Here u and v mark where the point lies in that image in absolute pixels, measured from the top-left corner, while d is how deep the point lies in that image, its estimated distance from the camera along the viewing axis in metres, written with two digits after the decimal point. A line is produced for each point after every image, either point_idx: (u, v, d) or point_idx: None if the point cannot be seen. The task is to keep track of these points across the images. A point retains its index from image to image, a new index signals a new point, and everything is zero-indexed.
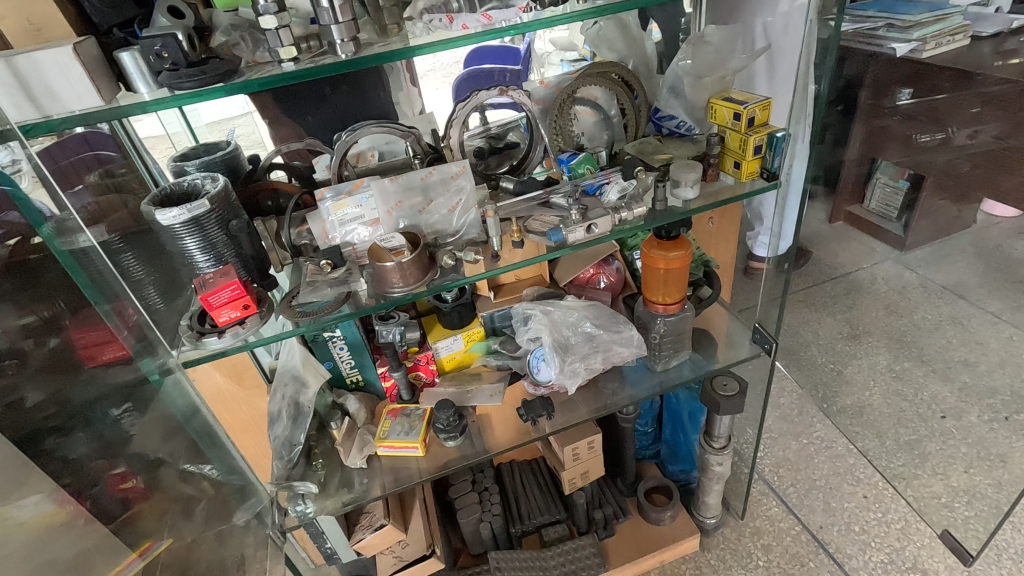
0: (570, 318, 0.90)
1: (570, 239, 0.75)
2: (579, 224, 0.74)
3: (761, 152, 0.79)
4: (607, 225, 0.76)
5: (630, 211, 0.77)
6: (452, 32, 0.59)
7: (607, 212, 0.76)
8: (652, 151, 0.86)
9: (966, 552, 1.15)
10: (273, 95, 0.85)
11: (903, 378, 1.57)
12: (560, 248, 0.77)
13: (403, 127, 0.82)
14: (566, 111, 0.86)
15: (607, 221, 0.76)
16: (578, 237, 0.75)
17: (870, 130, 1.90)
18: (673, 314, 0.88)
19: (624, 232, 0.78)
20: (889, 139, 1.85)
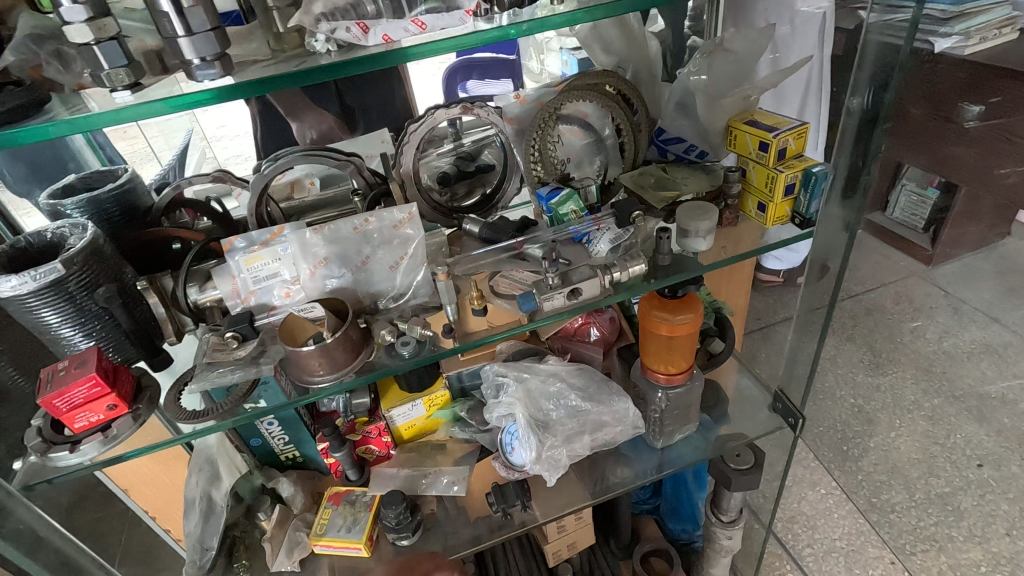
0: (550, 387, 0.74)
1: (544, 307, 0.59)
2: (555, 289, 0.58)
3: (793, 191, 0.62)
4: (593, 289, 0.59)
5: (622, 271, 0.60)
6: (367, 45, 0.42)
7: (592, 273, 0.59)
8: (655, 184, 0.68)
9: None
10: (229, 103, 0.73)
11: (935, 419, 1.40)
12: (535, 316, 0.60)
13: (339, 155, 0.65)
14: (549, 131, 0.69)
15: (594, 282, 0.59)
16: (553, 306, 0.59)
17: (934, 157, 1.61)
18: (677, 386, 0.72)
19: (616, 296, 0.61)
20: (959, 167, 1.55)
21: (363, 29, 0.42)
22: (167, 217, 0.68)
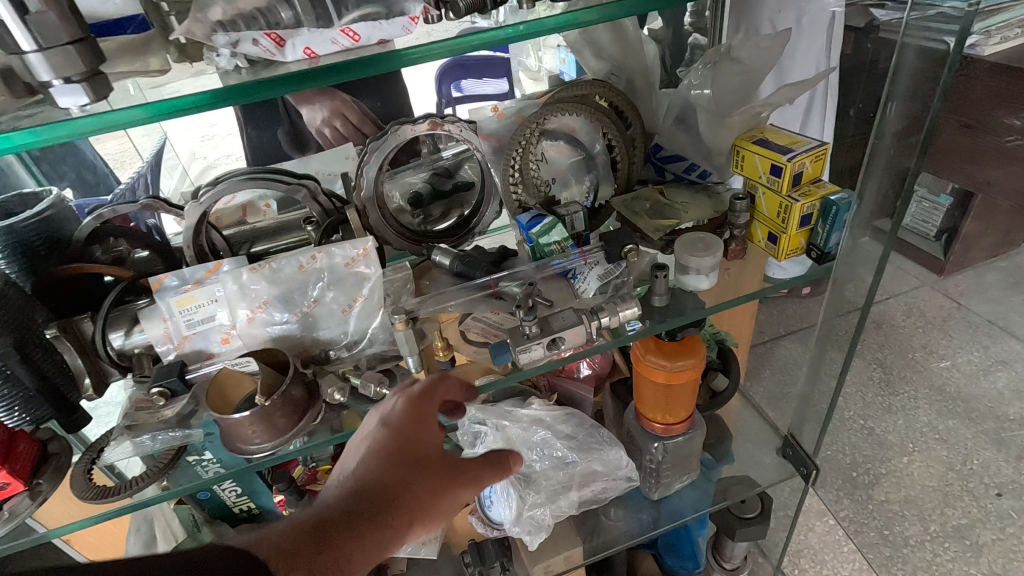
0: (533, 436, 0.66)
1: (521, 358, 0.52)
2: (532, 339, 0.51)
3: (809, 222, 0.54)
4: (579, 336, 0.52)
5: (611, 317, 0.52)
6: (287, 61, 0.38)
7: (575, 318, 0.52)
8: (653, 209, 0.60)
9: None
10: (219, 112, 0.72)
11: (950, 442, 1.32)
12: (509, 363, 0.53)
13: (291, 178, 0.57)
14: (530, 149, 0.61)
15: (579, 329, 0.51)
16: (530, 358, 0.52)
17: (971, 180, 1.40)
18: (676, 436, 0.64)
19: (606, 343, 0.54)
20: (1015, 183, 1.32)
21: (277, 42, 0.38)
22: (98, 246, 0.59)
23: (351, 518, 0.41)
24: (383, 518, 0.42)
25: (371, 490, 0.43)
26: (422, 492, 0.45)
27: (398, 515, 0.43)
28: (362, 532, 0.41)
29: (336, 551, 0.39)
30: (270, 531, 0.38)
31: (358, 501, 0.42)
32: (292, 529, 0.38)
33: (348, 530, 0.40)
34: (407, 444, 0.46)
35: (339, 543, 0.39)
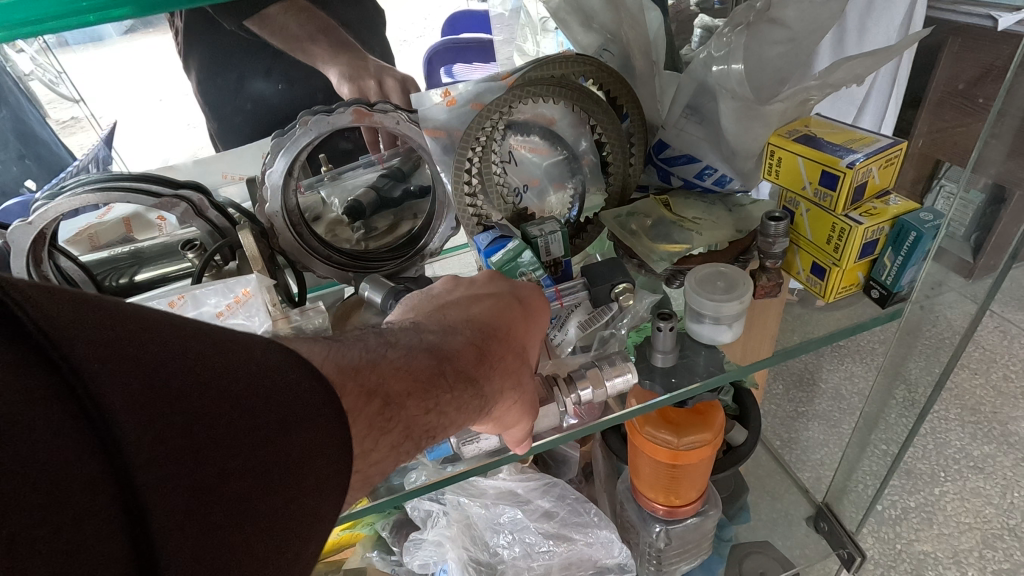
0: (498, 519, 0.51)
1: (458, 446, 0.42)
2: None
3: (872, 251, 0.39)
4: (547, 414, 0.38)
5: (593, 389, 0.38)
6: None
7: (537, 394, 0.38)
8: (657, 229, 0.45)
9: None
10: (149, 86, 0.52)
11: (984, 470, 1.18)
12: (449, 463, 0.43)
13: (164, 189, 0.42)
14: (492, 149, 0.46)
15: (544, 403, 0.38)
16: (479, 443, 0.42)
17: None
18: (682, 519, 0.49)
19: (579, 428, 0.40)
20: None
21: None
22: None
23: (466, 373, 0.30)
24: (477, 393, 0.31)
25: (490, 362, 0.32)
26: (508, 407, 0.34)
27: (492, 404, 0.33)
28: (466, 406, 0.30)
29: (426, 424, 0.28)
30: (381, 357, 0.27)
31: (460, 363, 0.30)
32: (402, 372, 0.27)
33: (459, 388, 0.29)
34: (522, 340, 0.35)
35: (444, 412, 0.29)
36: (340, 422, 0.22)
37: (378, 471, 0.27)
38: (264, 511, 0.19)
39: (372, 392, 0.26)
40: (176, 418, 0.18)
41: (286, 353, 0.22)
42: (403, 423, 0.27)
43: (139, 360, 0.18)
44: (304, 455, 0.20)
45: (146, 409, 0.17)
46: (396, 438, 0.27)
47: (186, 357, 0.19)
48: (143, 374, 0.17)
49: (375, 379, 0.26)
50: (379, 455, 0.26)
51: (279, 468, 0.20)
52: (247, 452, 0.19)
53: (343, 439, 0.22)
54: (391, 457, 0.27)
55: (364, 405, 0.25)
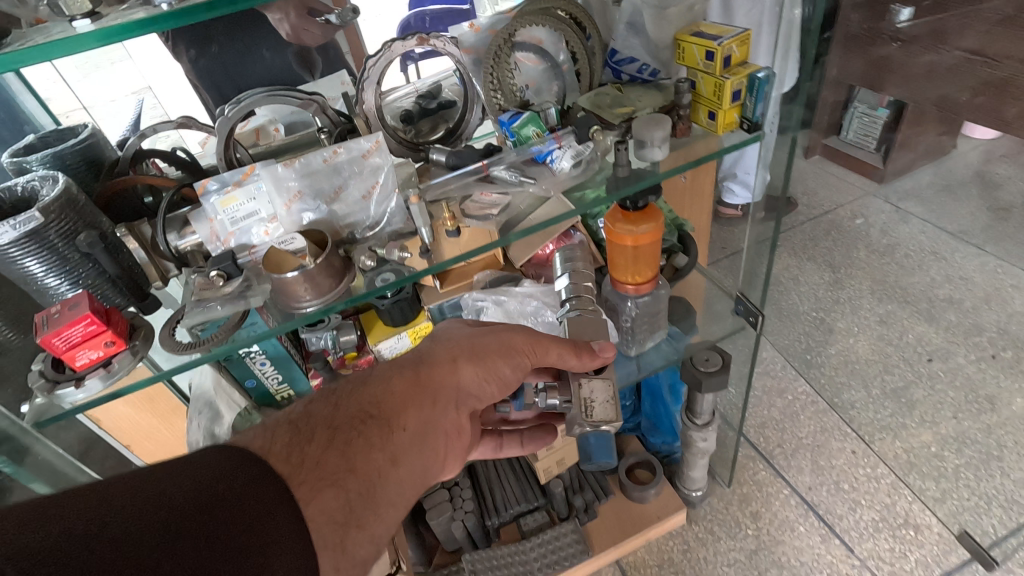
0: (527, 307, 0.81)
1: (590, 420, 0.68)
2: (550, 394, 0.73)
3: (740, 98, 0.65)
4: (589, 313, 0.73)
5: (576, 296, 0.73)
6: None
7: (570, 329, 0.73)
8: (611, 103, 0.71)
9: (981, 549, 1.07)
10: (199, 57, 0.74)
11: (889, 322, 1.49)
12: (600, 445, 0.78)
13: (303, 94, 0.66)
14: (504, 59, 0.71)
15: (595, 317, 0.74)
16: (589, 385, 0.71)
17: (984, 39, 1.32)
18: (645, 294, 0.77)
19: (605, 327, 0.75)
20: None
21: None
22: (138, 168, 0.67)
23: (352, 394, 0.57)
24: (365, 399, 0.57)
25: (366, 384, 0.59)
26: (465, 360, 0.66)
27: (396, 396, 0.59)
28: (363, 403, 0.57)
29: (351, 418, 0.55)
30: (285, 416, 0.53)
31: (345, 394, 0.57)
32: (302, 412, 0.54)
33: (369, 384, 0.59)
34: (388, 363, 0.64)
35: (346, 413, 0.55)
36: (229, 471, 0.41)
37: (327, 471, 0.49)
38: (194, 540, 0.36)
39: (275, 438, 0.49)
40: (89, 541, 0.33)
41: (162, 468, 0.40)
42: (319, 435, 0.51)
43: (46, 522, 0.33)
44: (207, 497, 0.38)
45: (62, 540, 0.32)
46: (323, 442, 0.51)
47: (88, 509, 0.35)
48: (58, 527, 0.33)
49: (276, 430, 0.50)
50: (315, 460, 0.49)
51: (183, 518, 0.36)
52: (154, 522, 0.35)
53: (236, 475, 0.41)
54: (329, 455, 0.50)
55: (275, 444, 0.48)
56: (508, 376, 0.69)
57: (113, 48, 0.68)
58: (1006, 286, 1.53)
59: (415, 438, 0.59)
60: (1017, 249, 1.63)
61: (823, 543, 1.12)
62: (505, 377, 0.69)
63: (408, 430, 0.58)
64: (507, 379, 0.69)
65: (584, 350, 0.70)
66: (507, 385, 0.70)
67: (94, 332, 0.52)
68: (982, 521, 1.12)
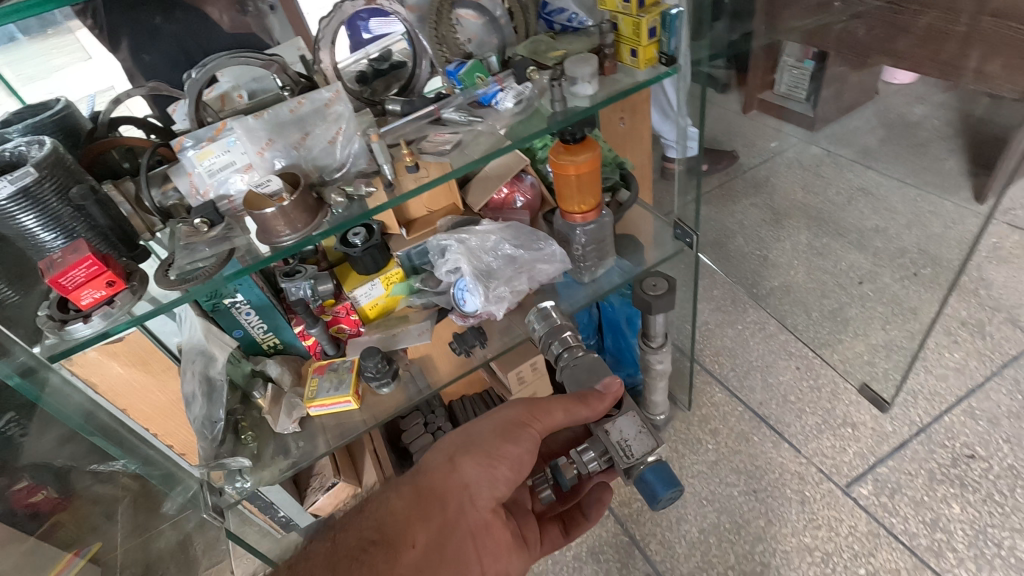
0: (488, 242, 0.87)
1: (637, 459, 0.77)
2: (587, 454, 0.79)
3: (656, 34, 0.74)
4: (586, 358, 0.80)
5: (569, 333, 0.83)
6: None
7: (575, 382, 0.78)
8: (545, 49, 0.78)
9: (883, 403, 1.25)
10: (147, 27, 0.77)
11: (824, 253, 1.62)
12: (660, 468, 0.79)
13: (263, 56, 0.72)
14: (445, 16, 0.79)
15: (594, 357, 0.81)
16: (617, 425, 0.79)
17: None
18: (591, 222, 0.86)
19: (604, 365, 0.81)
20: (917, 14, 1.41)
21: None
22: (113, 132, 0.72)
23: (351, 526, 0.70)
24: (364, 527, 0.69)
25: (367, 511, 0.71)
26: (462, 456, 0.73)
27: (398, 516, 0.69)
28: (360, 534, 0.68)
29: (353, 550, 0.66)
30: (292, 562, 0.67)
31: (346, 528, 0.70)
32: (306, 556, 0.67)
33: (370, 513, 0.70)
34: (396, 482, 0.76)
35: (345, 547, 0.67)
36: None
37: None
38: None
39: None
40: None
41: None
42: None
43: None
44: None
45: None
46: None
47: None
48: None
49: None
50: None
51: None
52: None
53: None
54: None
55: None
56: (518, 457, 0.73)
57: (62, 39, 0.74)
58: (926, 211, 1.67)
59: (427, 552, 0.67)
60: (934, 178, 1.74)
61: (775, 447, 1.24)
62: (513, 457, 0.73)
63: (413, 546, 0.66)
64: (522, 457, 0.73)
65: (592, 396, 0.75)
66: (520, 466, 0.74)
67: (92, 276, 0.57)
68: (910, 412, 1.24)
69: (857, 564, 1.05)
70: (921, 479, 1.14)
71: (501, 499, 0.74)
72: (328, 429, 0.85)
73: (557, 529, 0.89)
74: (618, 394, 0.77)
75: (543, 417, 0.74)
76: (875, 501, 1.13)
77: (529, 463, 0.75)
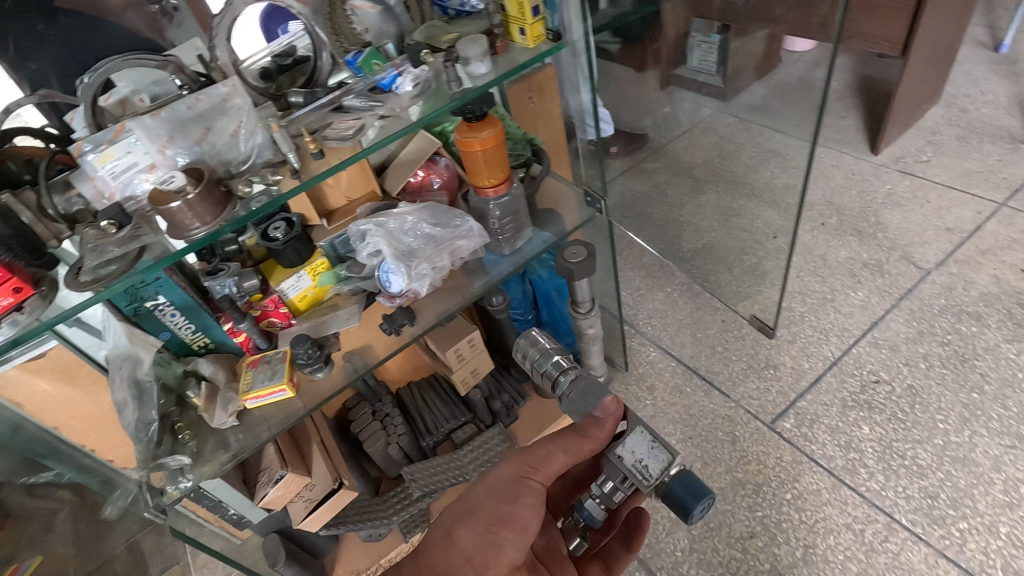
0: (406, 224, 0.90)
1: (656, 479, 0.71)
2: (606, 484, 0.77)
3: (539, 12, 0.79)
4: (577, 383, 0.74)
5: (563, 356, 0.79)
6: None
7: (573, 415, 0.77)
8: (439, 33, 0.82)
9: (769, 329, 1.40)
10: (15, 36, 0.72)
11: None
12: (687, 479, 0.69)
13: (157, 56, 0.74)
14: (339, 8, 0.82)
15: (587, 382, 0.74)
16: (629, 446, 0.74)
17: None
18: (503, 195, 0.91)
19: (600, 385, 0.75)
20: None
21: None
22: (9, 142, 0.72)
23: None
24: None
25: None
26: (463, 525, 0.73)
27: None
28: None
29: None
30: None
31: None
32: None
33: None
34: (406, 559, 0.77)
35: None
36: None
37: None
38: None
39: None
40: None
41: None
42: None
43: None
44: None
45: None
46: None
47: None
48: None
49: None
50: None
51: None
52: None
53: None
54: None
55: None
56: (520, 514, 0.73)
57: None
58: (829, 165, 1.78)
59: None
60: (835, 135, 1.88)
61: (706, 395, 1.32)
62: (514, 515, 0.73)
63: None
64: (524, 513, 0.73)
65: (589, 429, 0.73)
66: (527, 522, 0.73)
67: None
68: (823, 348, 1.35)
69: (784, 489, 1.15)
70: (835, 408, 1.25)
71: (516, 562, 0.72)
72: (267, 420, 0.88)
73: (599, 568, 0.84)
74: (618, 414, 0.73)
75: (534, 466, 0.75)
76: (797, 432, 1.22)
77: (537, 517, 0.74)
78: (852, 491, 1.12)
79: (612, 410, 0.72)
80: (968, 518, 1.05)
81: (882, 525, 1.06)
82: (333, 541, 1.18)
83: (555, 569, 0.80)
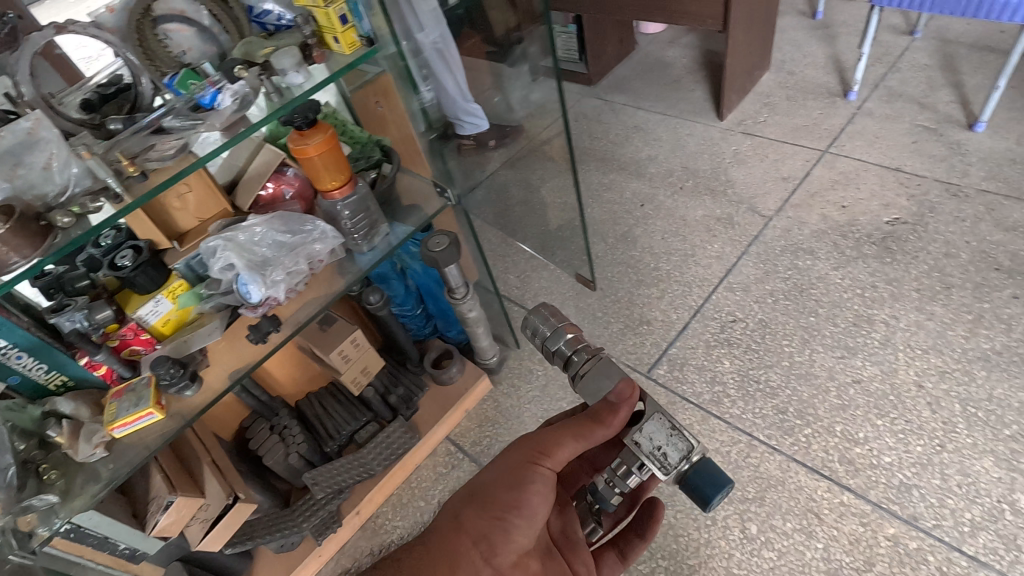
0: (256, 237, 0.94)
1: (673, 468, 0.62)
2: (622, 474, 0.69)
3: (347, 20, 0.85)
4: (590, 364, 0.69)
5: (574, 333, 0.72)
6: None
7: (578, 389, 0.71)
8: (256, 48, 0.85)
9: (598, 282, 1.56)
10: None
11: (611, 187, 1.85)
12: (705, 468, 0.62)
13: None
14: (149, 32, 0.83)
15: (603, 360, 0.69)
16: (646, 432, 0.65)
17: None
18: (349, 195, 0.96)
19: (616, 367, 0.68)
20: None
21: None
22: None
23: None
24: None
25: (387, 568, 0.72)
26: (471, 508, 0.72)
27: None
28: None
29: None
30: None
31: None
32: None
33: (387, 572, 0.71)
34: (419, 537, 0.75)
35: None
36: None
37: None
38: None
39: None
40: None
41: None
42: None
43: None
44: None
45: None
46: None
47: None
48: None
49: None
50: None
51: None
52: None
53: None
54: None
55: None
56: (528, 501, 0.70)
57: None
58: (683, 134, 1.96)
59: None
60: (687, 107, 2.05)
61: None
62: (521, 502, 0.70)
63: None
64: (533, 499, 0.70)
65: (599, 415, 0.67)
66: (534, 508, 0.70)
67: None
68: (688, 299, 1.49)
69: None
70: (701, 348, 1.38)
71: (525, 547, 0.71)
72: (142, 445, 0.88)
73: (614, 556, 0.82)
74: (632, 399, 0.67)
75: (544, 452, 0.70)
76: (670, 376, 1.35)
77: (548, 503, 0.71)
78: (718, 419, 1.25)
79: (627, 394, 0.67)
80: (812, 424, 1.20)
81: (745, 444, 1.20)
82: (245, 558, 1.19)
83: (569, 557, 0.75)
